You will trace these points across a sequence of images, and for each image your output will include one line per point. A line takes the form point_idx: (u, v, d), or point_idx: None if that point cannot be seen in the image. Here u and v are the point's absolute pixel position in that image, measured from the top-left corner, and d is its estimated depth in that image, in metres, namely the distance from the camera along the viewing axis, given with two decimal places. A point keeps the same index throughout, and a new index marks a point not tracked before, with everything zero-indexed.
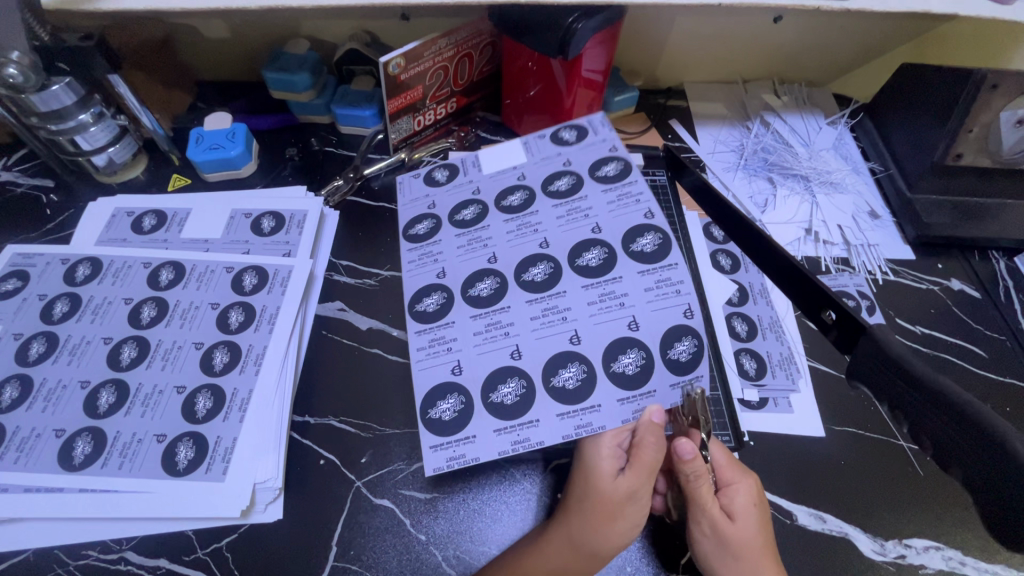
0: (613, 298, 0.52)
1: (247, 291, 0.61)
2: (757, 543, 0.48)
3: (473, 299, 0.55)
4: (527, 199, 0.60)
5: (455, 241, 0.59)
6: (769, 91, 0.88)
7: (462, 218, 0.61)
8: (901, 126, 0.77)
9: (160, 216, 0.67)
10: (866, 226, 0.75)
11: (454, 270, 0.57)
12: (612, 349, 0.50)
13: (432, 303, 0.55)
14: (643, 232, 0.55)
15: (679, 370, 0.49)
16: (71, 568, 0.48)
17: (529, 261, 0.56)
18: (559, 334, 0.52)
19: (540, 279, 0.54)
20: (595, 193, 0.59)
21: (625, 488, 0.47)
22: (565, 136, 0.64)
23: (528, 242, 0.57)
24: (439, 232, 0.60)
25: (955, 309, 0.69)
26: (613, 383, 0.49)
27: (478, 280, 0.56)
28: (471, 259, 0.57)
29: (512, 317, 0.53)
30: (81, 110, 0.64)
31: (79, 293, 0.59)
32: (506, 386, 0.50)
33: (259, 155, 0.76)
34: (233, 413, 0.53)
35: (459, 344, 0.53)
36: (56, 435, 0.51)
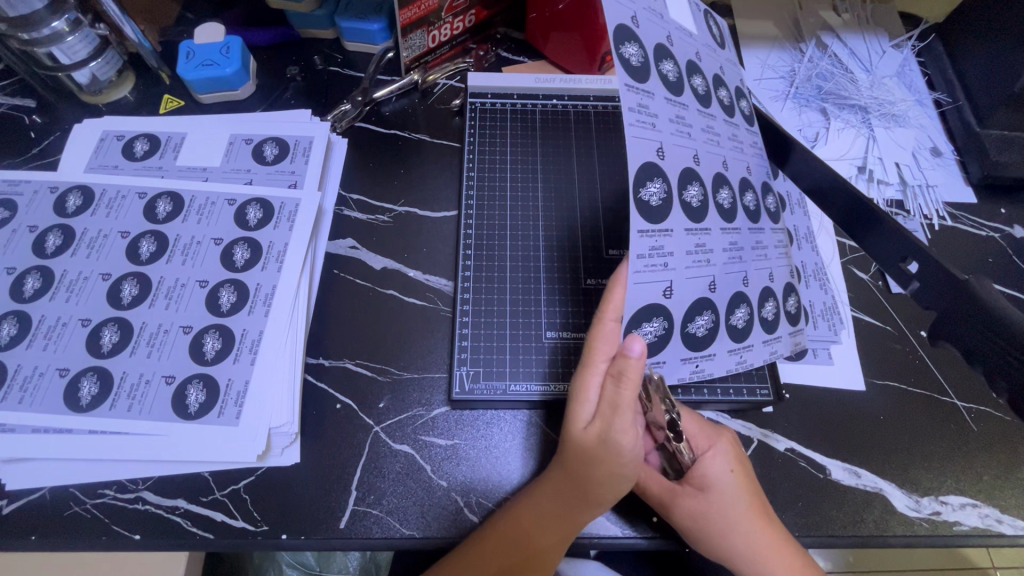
0: (760, 248, 0.49)
1: (251, 226, 0.56)
2: (739, 511, 0.46)
3: (688, 208, 0.42)
4: (708, 92, 0.45)
5: (665, 110, 0.40)
6: (828, 7, 0.78)
7: (669, 76, 0.42)
8: (979, 52, 0.68)
9: (152, 141, 0.61)
10: (926, 164, 0.68)
11: (671, 145, 0.40)
12: (762, 294, 0.49)
13: (656, 190, 0.39)
14: (770, 189, 0.52)
15: (793, 319, 0.52)
16: (88, 507, 0.47)
17: (716, 182, 0.45)
18: (738, 273, 0.47)
19: (728, 205, 0.46)
20: (744, 127, 0.49)
21: (594, 428, 0.42)
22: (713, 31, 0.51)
23: (723, 158, 0.46)
24: (648, 76, 0.39)
25: (1015, 259, 0.63)
26: (766, 329, 0.50)
27: (688, 183, 0.42)
28: (686, 143, 0.42)
29: (713, 244, 0.45)
30: (54, 15, 0.57)
31: (72, 225, 0.55)
32: (702, 317, 0.45)
33: (258, 74, 0.68)
34: (243, 355, 0.50)
35: (670, 256, 0.41)
36: (60, 375, 0.49)
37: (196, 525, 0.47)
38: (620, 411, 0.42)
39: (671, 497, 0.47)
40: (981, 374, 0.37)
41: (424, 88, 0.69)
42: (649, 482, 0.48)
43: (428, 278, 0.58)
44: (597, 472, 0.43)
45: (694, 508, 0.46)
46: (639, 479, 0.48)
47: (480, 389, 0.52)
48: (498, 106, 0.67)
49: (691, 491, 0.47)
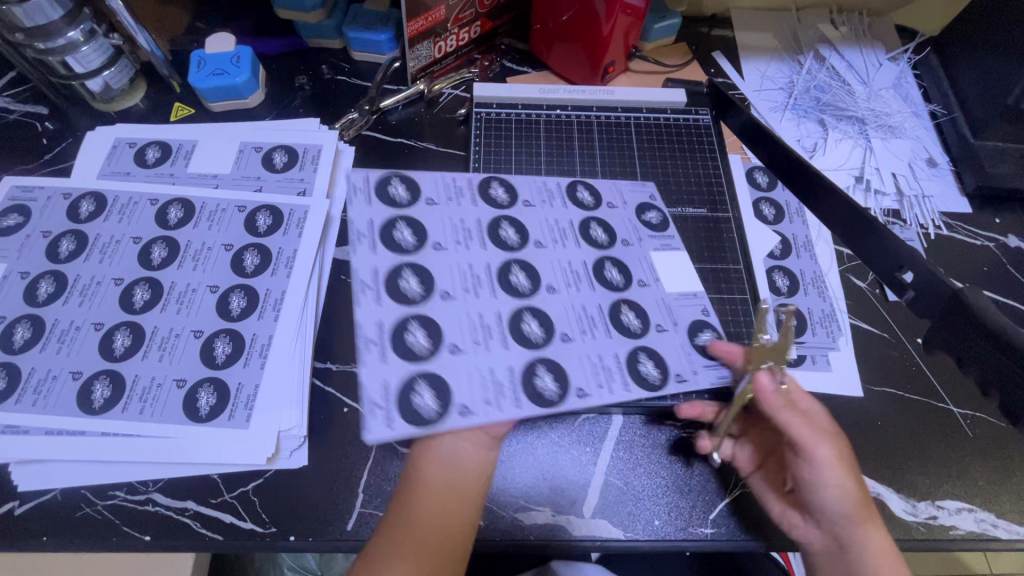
0: (574, 319, 0.51)
1: (261, 232, 0.57)
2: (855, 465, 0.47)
3: (497, 237, 0.53)
4: (606, 235, 0.56)
5: (541, 204, 0.56)
6: (825, 20, 0.80)
7: (579, 199, 0.57)
8: (973, 65, 0.70)
9: (164, 149, 0.62)
10: (922, 174, 0.70)
11: (463, 210, 0.54)
12: (558, 376, 0.47)
13: (402, 192, 0.52)
14: (638, 316, 0.52)
15: (537, 401, 0.46)
16: (99, 508, 0.47)
17: (506, 264, 0.52)
18: (453, 313, 0.48)
19: (526, 286, 0.51)
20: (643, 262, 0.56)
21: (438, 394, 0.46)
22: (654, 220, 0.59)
23: (469, 243, 0.52)
24: (516, 200, 0.56)
25: (1009, 268, 0.65)
26: (526, 400, 0.46)
27: (501, 223, 0.54)
28: (536, 224, 0.55)
29: (449, 282, 0.50)
30: (70, 26, 0.58)
31: (85, 231, 0.56)
32: (417, 281, 0.49)
33: (267, 83, 0.70)
34: (253, 359, 0.51)
35: (454, 246, 0.52)
36: (72, 377, 0.50)
37: (205, 526, 0.48)
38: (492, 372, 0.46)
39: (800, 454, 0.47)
40: (975, 380, 0.38)
41: (430, 97, 0.70)
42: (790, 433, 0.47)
43: None
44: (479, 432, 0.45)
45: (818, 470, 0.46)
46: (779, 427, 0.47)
47: None
48: (503, 115, 0.68)
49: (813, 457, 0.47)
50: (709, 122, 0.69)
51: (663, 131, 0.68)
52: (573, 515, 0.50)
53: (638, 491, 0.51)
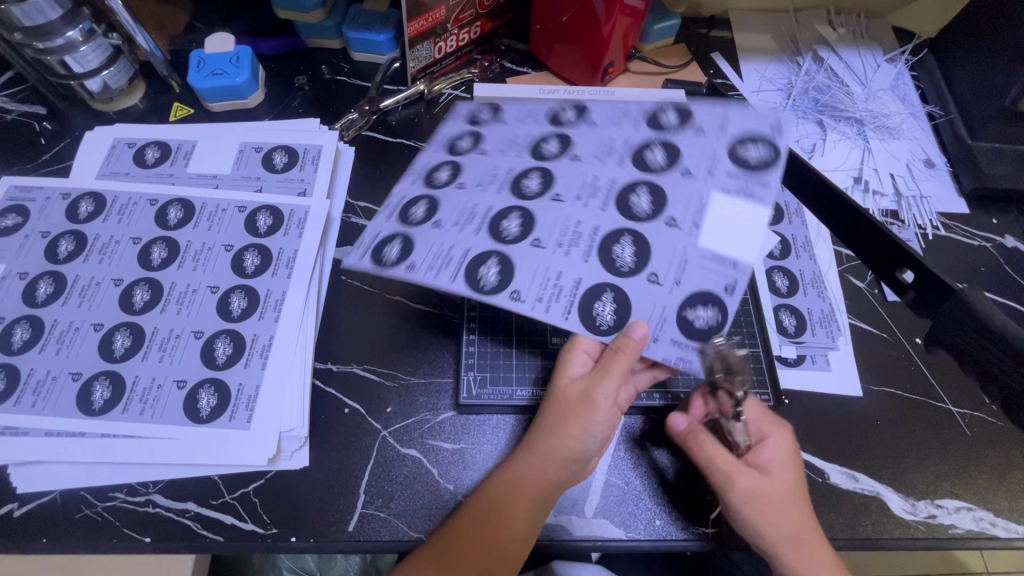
0: (558, 238, 0.49)
1: (262, 233, 0.57)
2: (793, 498, 0.46)
3: (537, 148, 0.53)
4: (663, 167, 0.50)
5: (605, 124, 0.54)
6: (823, 21, 0.80)
7: (662, 122, 0.53)
8: (970, 67, 0.70)
9: (163, 149, 0.62)
10: (920, 175, 0.70)
11: (519, 126, 0.56)
12: (507, 272, 0.47)
13: (466, 141, 0.55)
14: (632, 246, 0.48)
15: (472, 282, 0.47)
16: (99, 510, 0.47)
17: (507, 208, 0.50)
18: (425, 240, 0.49)
19: (515, 233, 0.49)
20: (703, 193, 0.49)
21: (579, 385, 0.46)
22: (747, 154, 0.49)
23: (490, 189, 0.52)
24: (565, 153, 0.53)
25: (1006, 268, 0.65)
26: (463, 284, 0.46)
27: (530, 173, 0.52)
28: (587, 144, 0.53)
29: (444, 217, 0.50)
30: (69, 25, 0.58)
31: (84, 232, 0.56)
32: (422, 210, 0.51)
33: (267, 84, 0.70)
34: (254, 360, 0.51)
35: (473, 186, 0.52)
36: (72, 379, 0.50)
37: (206, 528, 0.47)
38: (608, 375, 0.45)
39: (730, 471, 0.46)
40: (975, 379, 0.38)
41: (430, 98, 0.70)
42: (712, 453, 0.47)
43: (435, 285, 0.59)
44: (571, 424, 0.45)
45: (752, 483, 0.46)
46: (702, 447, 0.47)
47: (486, 394, 0.53)
48: None
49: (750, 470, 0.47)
50: None
51: None
52: (574, 515, 0.50)
53: (639, 491, 0.52)
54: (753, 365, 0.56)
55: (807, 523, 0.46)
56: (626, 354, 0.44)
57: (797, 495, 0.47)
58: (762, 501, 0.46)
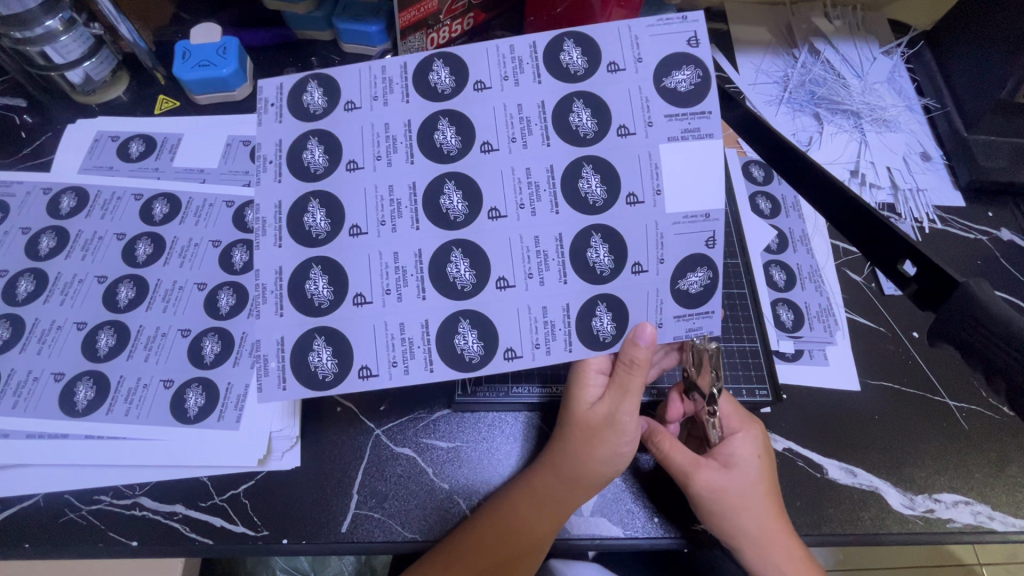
0: (527, 263, 0.42)
1: (250, 228, 0.55)
2: (759, 493, 0.46)
3: (435, 150, 0.42)
4: (600, 125, 0.42)
5: (502, 84, 0.42)
6: (820, 13, 0.79)
7: (564, 63, 0.42)
8: (966, 59, 0.70)
9: (148, 143, 0.60)
10: (917, 168, 0.70)
11: (404, 112, 0.43)
12: (484, 334, 0.42)
13: (320, 156, 0.42)
14: (608, 241, 0.42)
15: (456, 362, 0.42)
16: (84, 513, 0.46)
17: (443, 247, 0.42)
18: (367, 323, 0.41)
19: (470, 279, 0.41)
20: (661, 136, 0.41)
21: (602, 409, 0.45)
22: (679, 80, 0.41)
23: (402, 214, 0.42)
24: (471, 143, 0.42)
25: (1002, 261, 0.65)
26: (448, 367, 0.42)
27: (443, 182, 0.42)
28: (490, 124, 0.42)
29: (359, 277, 0.41)
30: (48, 14, 0.56)
31: (66, 227, 0.54)
32: (329, 284, 0.41)
33: (255, 76, 0.68)
34: (243, 358, 0.50)
35: (373, 163, 0.42)
36: (55, 379, 0.48)
37: (195, 531, 0.46)
38: (627, 395, 0.44)
39: (693, 469, 0.47)
40: (979, 373, 0.37)
41: None
42: (672, 452, 0.48)
43: None
44: (598, 451, 0.45)
45: (715, 480, 0.47)
46: (662, 447, 0.48)
47: (482, 391, 0.52)
48: None
49: (714, 465, 0.47)
50: None
51: None
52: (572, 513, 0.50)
53: (637, 489, 0.51)
54: (751, 359, 0.55)
55: (772, 518, 0.46)
56: (640, 365, 0.42)
57: (776, 490, 0.47)
58: (722, 497, 0.46)
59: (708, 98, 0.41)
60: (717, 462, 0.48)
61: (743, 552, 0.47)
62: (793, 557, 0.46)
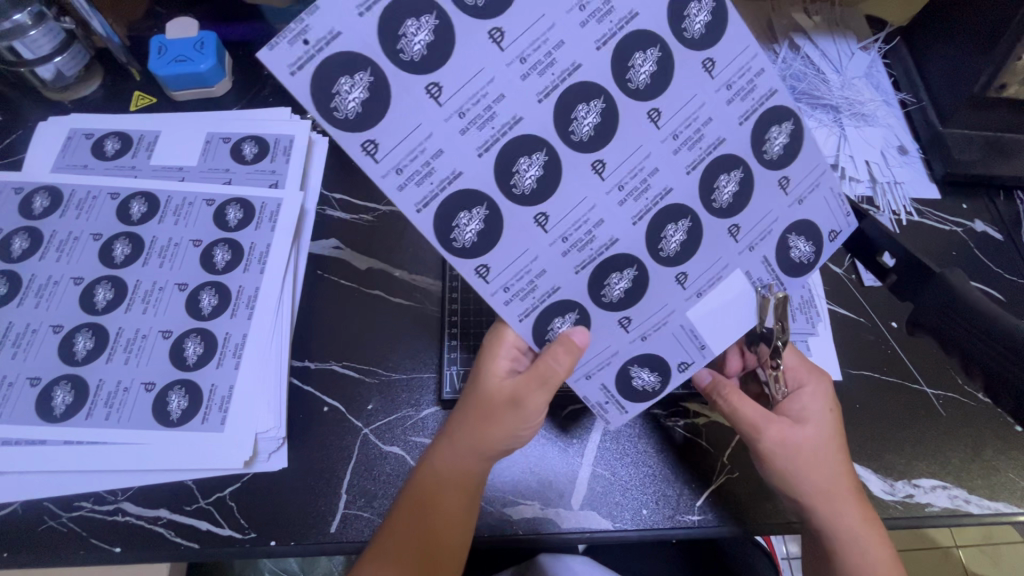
0: (577, 227, 0.40)
1: (231, 227, 0.54)
2: (827, 447, 0.47)
3: (565, 120, 0.37)
4: (733, 198, 0.42)
5: (722, 80, 0.39)
6: (800, 9, 0.80)
7: (767, 139, 0.41)
8: (941, 54, 0.71)
9: (124, 140, 0.58)
10: (895, 162, 0.71)
11: (586, 53, 0.36)
12: (489, 224, 0.39)
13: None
14: (624, 271, 0.42)
15: (441, 232, 0.38)
16: (64, 521, 0.45)
17: (510, 157, 0.37)
18: (402, 119, 0.34)
19: (523, 188, 0.38)
20: (735, 255, 0.44)
21: (506, 386, 0.43)
22: (792, 246, 0.44)
23: (487, 126, 0.36)
24: (648, 102, 0.38)
25: (976, 252, 0.67)
26: (433, 223, 0.37)
27: (536, 148, 0.38)
28: (633, 129, 0.39)
29: (422, 115, 0.35)
30: (15, 7, 0.55)
31: (39, 228, 0.53)
32: (365, 92, 0.33)
33: (234, 72, 0.67)
34: (227, 359, 0.49)
35: (505, 64, 0.35)
36: (31, 384, 0.47)
37: (180, 536, 0.45)
38: (535, 377, 0.42)
39: (764, 423, 0.47)
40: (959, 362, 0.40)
41: None
42: (742, 406, 0.48)
43: (414, 278, 0.58)
44: (497, 431, 0.43)
45: (788, 433, 0.47)
46: (731, 402, 0.48)
47: None
48: None
49: (788, 420, 0.48)
50: None
51: None
52: (562, 508, 0.50)
53: (625, 482, 0.52)
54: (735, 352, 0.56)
55: (845, 477, 0.47)
56: (554, 354, 0.41)
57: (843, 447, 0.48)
58: (796, 452, 0.47)
59: (794, 279, 0.45)
60: (790, 418, 0.48)
61: (815, 515, 0.47)
62: (863, 522, 0.47)
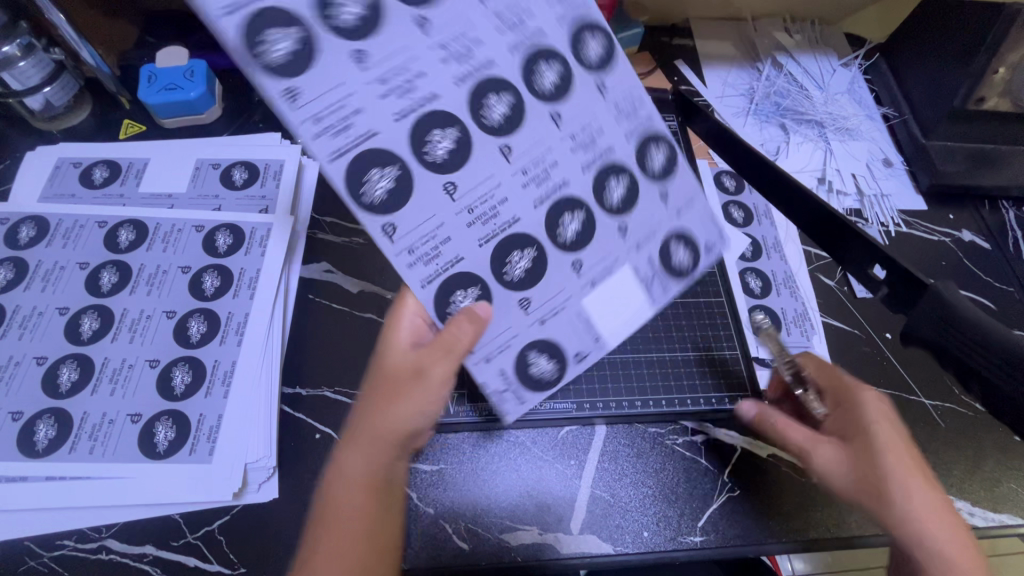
0: (485, 206, 0.41)
1: (221, 253, 0.54)
2: (893, 462, 0.44)
3: (476, 104, 0.40)
4: (629, 194, 0.46)
5: (610, 104, 0.43)
6: (780, 28, 0.83)
7: (650, 156, 0.45)
8: (919, 69, 0.73)
9: (113, 168, 0.58)
10: (880, 174, 0.72)
11: (498, 46, 0.39)
12: (397, 195, 0.39)
13: (497, 104, 0.40)
14: (523, 247, 0.43)
15: (351, 192, 0.38)
16: (45, 561, 0.43)
17: (421, 125, 0.39)
18: (324, 80, 0.35)
19: (438, 155, 0.39)
20: (624, 250, 0.46)
21: (410, 358, 0.43)
22: (677, 257, 0.47)
23: (404, 96, 0.38)
24: (559, 97, 0.42)
25: (966, 261, 0.67)
26: (341, 176, 0.37)
27: (446, 123, 0.39)
28: (540, 129, 0.42)
29: (346, 78, 0.36)
30: (5, 40, 0.55)
31: (25, 258, 0.52)
32: (291, 44, 0.34)
33: (224, 98, 0.68)
34: (216, 388, 0.48)
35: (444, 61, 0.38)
36: (12, 419, 0.45)
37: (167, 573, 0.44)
38: (438, 350, 0.42)
39: (812, 445, 0.47)
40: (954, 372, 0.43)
41: None
42: (787, 430, 0.48)
43: None
44: (403, 406, 0.41)
45: (839, 455, 0.46)
46: (776, 428, 0.49)
47: (463, 410, 0.51)
48: None
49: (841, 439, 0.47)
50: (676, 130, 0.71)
51: None
52: (561, 532, 0.49)
53: (624, 504, 0.50)
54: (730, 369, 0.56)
55: (924, 491, 0.43)
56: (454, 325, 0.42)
57: (914, 458, 0.45)
58: (856, 471, 0.45)
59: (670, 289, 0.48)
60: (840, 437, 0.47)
61: (899, 537, 0.43)
62: (954, 538, 0.42)
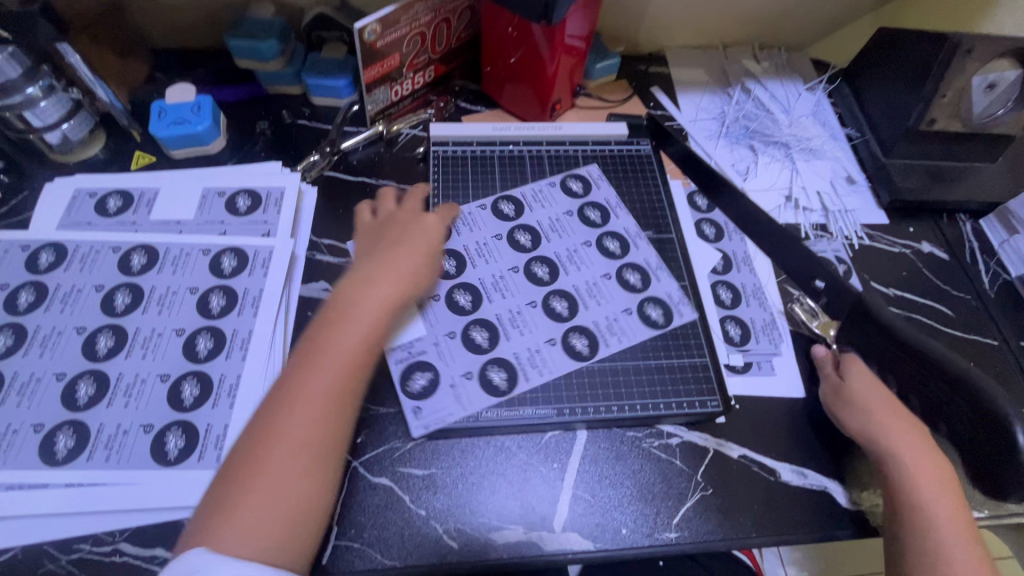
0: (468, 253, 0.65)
1: (226, 274, 0.58)
2: (892, 425, 0.54)
3: (568, 188, 0.71)
4: (547, 278, 0.64)
5: (595, 282, 0.64)
6: (749, 56, 0.89)
7: (554, 307, 0.62)
8: (878, 92, 0.79)
9: (125, 197, 0.63)
10: (843, 191, 0.77)
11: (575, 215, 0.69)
12: (496, 209, 0.68)
13: (596, 215, 0.69)
14: (467, 294, 0.62)
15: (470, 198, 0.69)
16: (63, 563, 0.46)
17: (514, 201, 0.69)
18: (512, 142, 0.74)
19: (503, 210, 0.68)
20: (492, 309, 0.61)
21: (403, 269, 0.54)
22: (481, 345, 0.58)
23: (529, 195, 0.70)
24: (597, 227, 0.68)
25: (925, 271, 0.72)
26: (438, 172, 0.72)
27: (511, 204, 0.69)
28: (576, 233, 0.68)
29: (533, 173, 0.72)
30: (29, 82, 0.60)
31: (44, 282, 0.56)
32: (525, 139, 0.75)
33: (228, 130, 0.73)
34: (222, 400, 0.52)
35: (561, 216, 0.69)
36: (34, 431, 0.49)
37: None
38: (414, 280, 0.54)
39: (858, 422, 0.55)
40: None
41: (389, 137, 0.75)
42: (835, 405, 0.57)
43: None
44: (390, 306, 0.51)
45: (862, 420, 0.55)
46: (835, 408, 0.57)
47: (453, 418, 0.55)
48: (459, 152, 0.73)
49: (854, 409, 0.55)
50: (649, 152, 0.75)
51: (607, 160, 0.74)
52: (544, 531, 0.52)
53: (604, 503, 0.54)
54: (703, 376, 0.59)
55: (920, 449, 0.53)
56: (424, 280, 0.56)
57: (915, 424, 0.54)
58: (872, 435, 0.54)
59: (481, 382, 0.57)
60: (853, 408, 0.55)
61: (917, 494, 0.51)
62: (946, 491, 0.51)
